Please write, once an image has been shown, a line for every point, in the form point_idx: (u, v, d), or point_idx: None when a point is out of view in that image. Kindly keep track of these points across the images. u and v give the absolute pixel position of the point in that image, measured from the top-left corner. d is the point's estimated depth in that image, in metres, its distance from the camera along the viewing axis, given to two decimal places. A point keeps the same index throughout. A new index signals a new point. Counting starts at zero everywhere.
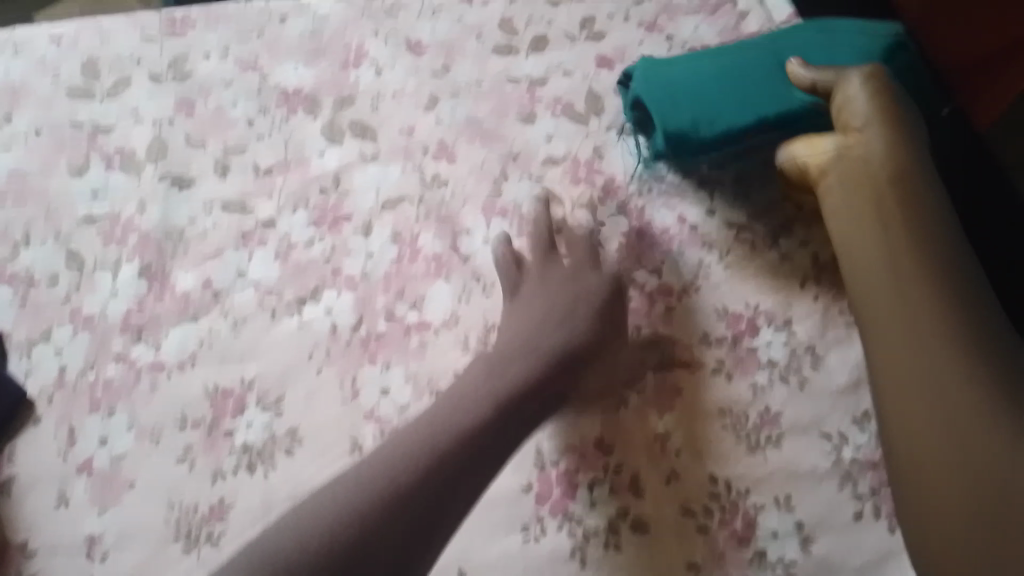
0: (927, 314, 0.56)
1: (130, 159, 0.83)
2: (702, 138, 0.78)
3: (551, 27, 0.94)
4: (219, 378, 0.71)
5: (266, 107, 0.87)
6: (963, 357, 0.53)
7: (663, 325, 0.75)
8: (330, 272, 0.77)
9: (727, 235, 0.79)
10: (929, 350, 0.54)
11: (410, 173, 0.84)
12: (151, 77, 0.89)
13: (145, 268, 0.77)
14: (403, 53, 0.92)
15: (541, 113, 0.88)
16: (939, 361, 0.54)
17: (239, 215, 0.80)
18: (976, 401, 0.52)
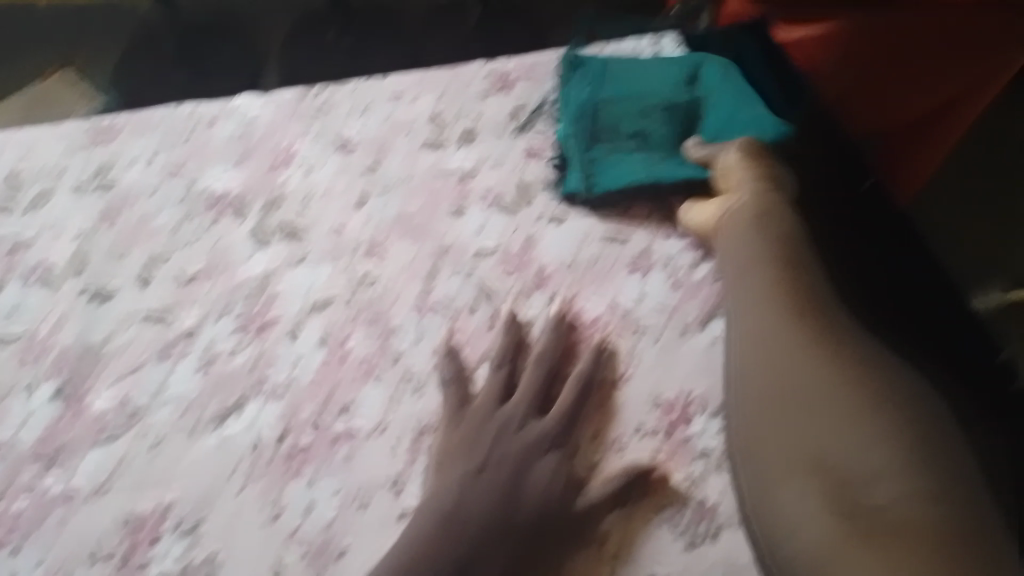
0: (803, 321, 0.68)
1: (49, 274, 0.81)
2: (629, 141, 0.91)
3: (479, 120, 0.95)
4: (135, 504, 0.68)
5: (191, 213, 0.87)
6: (823, 360, 0.65)
7: (596, 418, 0.74)
8: (256, 382, 0.75)
9: (658, 321, 0.79)
10: (807, 377, 0.65)
11: (339, 273, 0.83)
12: (74, 187, 0.87)
13: (61, 388, 0.74)
14: (332, 153, 0.92)
15: (470, 206, 0.88)
16: (807, 368, 0.65)
17: (161, 327, 0.78)
18: (830, 391, 0.63)
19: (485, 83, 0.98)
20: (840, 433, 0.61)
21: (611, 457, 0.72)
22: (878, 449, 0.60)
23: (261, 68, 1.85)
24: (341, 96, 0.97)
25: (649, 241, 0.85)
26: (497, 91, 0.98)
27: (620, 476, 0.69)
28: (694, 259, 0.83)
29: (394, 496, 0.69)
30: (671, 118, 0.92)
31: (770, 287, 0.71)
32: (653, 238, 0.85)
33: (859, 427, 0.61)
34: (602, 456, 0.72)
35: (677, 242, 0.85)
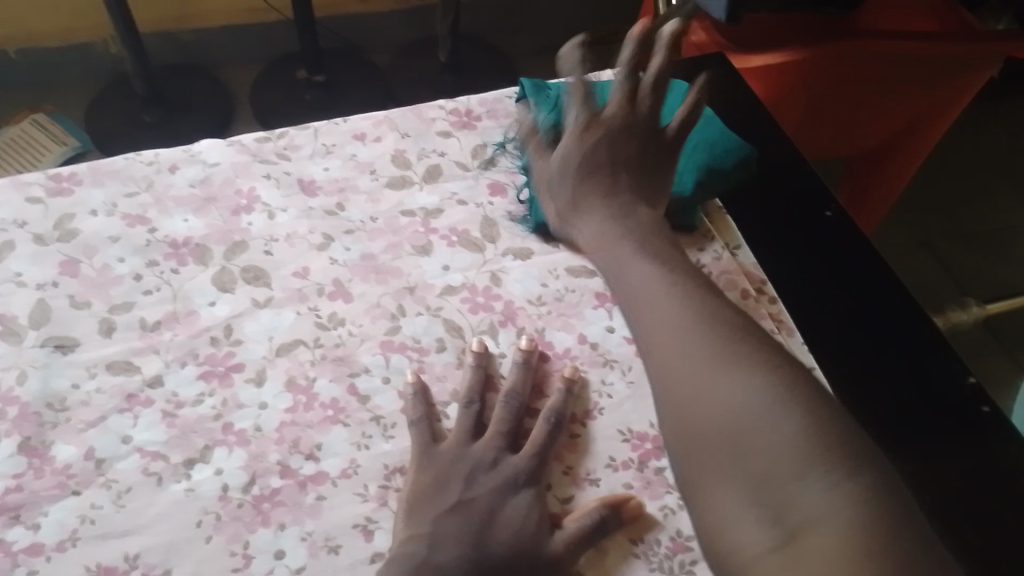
0: (707, 329, 0.54)
1: (11, 327, 0.80)
2: None
3: (442, 157, 0.96)
4: (100, 558, 0.67)
5: (154, 260, 0.86)
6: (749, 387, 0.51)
7: (568, 453, 0.74)
8: (220, 429, 0.74)
9: (626, 352, 0.80)
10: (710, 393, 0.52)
11: (305, 315, 0.83)
12: (36, 240, 0.87)
13: (23, 442, 0.73)
14: (296, 195, 0.92)
15: (435, 244, 0.89)
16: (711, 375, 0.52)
17: (124, 375, 0.77)
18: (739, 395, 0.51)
19: (447, 123, 1.00)
20: (765, 451, 0.48)
21: (584, 491, 0.71)
22: (803, 459, 0.48)
23: (230, 113, 1.87)
24: (304, 138, 0.98)
25: None
26: (459, 128, 0.99)
27: (594, 510, 0.68)
28: None
29: (365, 539, 0.68)
30: None
31: (665, 293, 0.60)
32: None
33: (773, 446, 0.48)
34: (574, 492, 0.72)
35: None
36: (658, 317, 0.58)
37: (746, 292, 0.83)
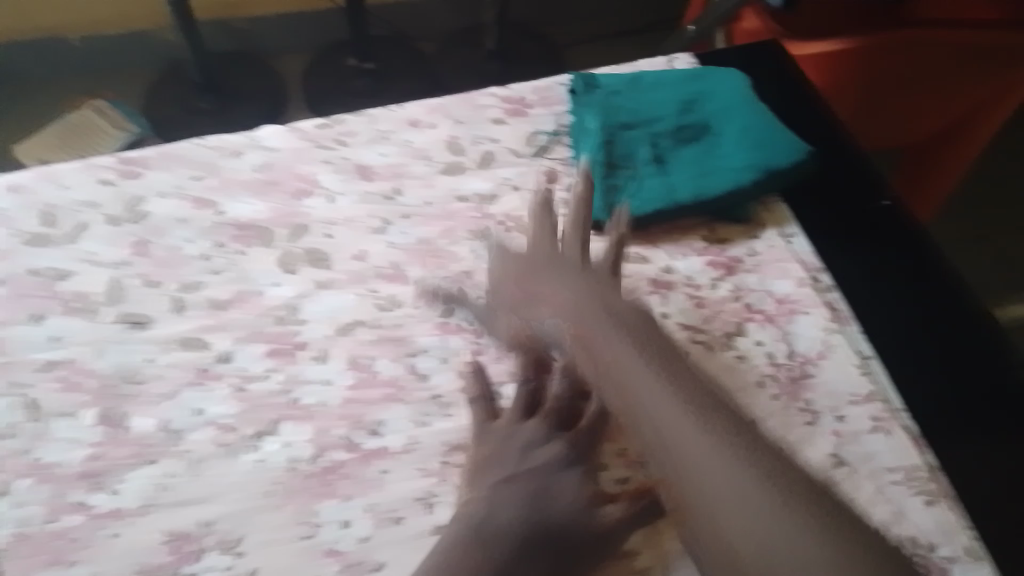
0: (693, 419, 0.60)
1: (87, 303, 0.83)
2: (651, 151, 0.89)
3: (496, 144, 0.95)
4: (177, 523, 0.70)
5: (222, 242, 0.89)
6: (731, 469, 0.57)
7: (622, 435, 0.75)
8: (288, 404, 0.77)
9: (681, 338, 0.79)
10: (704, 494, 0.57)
11: (364, 297, 0.85)
12: (109, 221, 0.90)
13: (102, 413, 0.76)
14: (352, 180, 0.93)
15: (490, 230, 0.88)
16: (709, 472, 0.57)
17: (196, 351, 0.81)
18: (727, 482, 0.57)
19: (500, 110, 0.98)
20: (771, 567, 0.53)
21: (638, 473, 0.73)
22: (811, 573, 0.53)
23: (279, 101, 1.90)
24: (360, 124, 0.98)
25: (669, 260, 0.85)
26: (512, 115, 0.98)
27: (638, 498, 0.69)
28: (715, 278, 0.84)
29: (427, 511, 0.71)
30: (686, 125, 0.91)
31: (650, 382, 0.62)
32: (673, 257, 0.86)
33: (763, 529, 0.54)
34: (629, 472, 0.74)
35: (697, 259, 0.85)
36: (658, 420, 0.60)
37: (802, 280, 0.83)
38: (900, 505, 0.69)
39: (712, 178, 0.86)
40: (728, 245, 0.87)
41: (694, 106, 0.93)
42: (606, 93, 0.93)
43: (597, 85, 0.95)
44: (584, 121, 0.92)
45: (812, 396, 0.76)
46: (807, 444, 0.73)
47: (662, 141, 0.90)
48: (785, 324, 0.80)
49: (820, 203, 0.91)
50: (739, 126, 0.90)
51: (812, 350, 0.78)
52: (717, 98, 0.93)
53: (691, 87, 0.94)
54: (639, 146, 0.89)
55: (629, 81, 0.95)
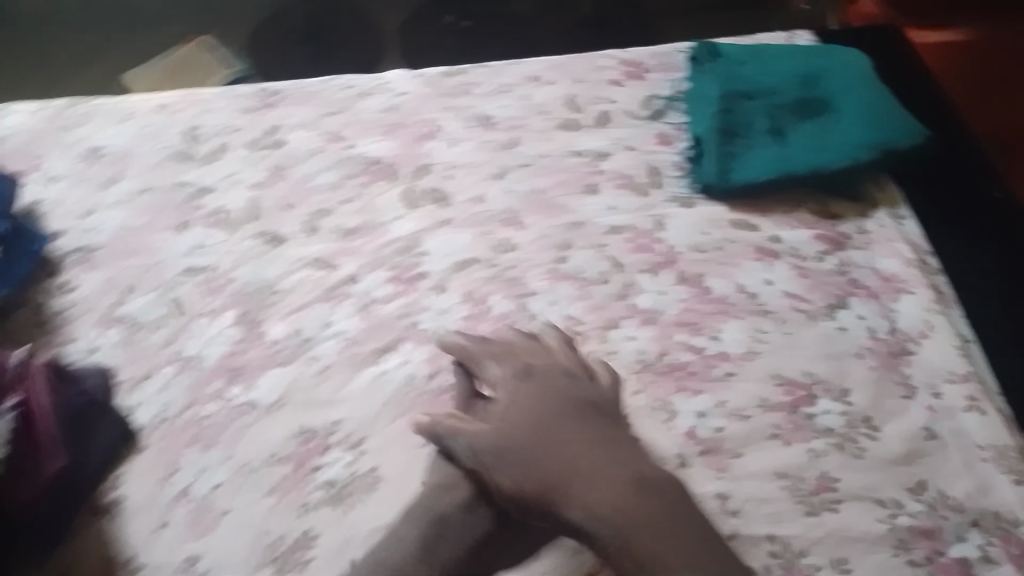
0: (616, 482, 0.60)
1: (228, 219, 0.90)
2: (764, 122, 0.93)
3: (613, 105, 0.97)
4: (304, 422, 0.77)
5: (350, 174, 0.94)
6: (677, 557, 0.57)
7: (721, 390, 0.78)
8: (407, 327, 0.83)
9: (784, 304, 0.83)
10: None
11: (480, 238, 0.89)
12: (249, 145, 0.95)
13: (242, 316, 0.83)
14: (474, 128, 0.97)
15: (603, 185, 0.91)
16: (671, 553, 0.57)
17: (325, 272, 0.87)
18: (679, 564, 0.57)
19: (618, 72, 1.01)
20: None
21: (734, 425, 0.76)
22: None
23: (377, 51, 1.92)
24: (483, 76, 1.02)
25: (777, 230, 0.89)
26: (629, 78, 1.00)
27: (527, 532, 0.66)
28: (822, 251, 0.87)
29: None
30: (804, 99, 0.94)
31: (574, 455, 0.60)
32: (780, 227, 0.89)
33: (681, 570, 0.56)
34: (725, 424, 0.76)
35: (806, 232, 0.89)
36: (566, 487, 0.59)
37: (909, 260, 0.86)
38: (986, 480, 0.72)
39: (823, 152, 0.89)
40: (837, 222, 0.89)
41: (814, 81, 0.95)
42: (727, 63, 0.97)
43: (720, 54, 0.99)
44: (702, 88, 0.96)
45: (909, 370, 0.79)
46: (899, 415, 0.76)
47: (776, 113, 0.93)
48: (889, 301, 0.83)
49: (929, 189, 0.93)
50: (857, 104, 0.92)
51: (913, 329, 0.82)
52: (838, 74, 0.95)
53: (813, 62, 0.97)
54: (754, 116, 0.93)
55: (752, 52, 0.98)
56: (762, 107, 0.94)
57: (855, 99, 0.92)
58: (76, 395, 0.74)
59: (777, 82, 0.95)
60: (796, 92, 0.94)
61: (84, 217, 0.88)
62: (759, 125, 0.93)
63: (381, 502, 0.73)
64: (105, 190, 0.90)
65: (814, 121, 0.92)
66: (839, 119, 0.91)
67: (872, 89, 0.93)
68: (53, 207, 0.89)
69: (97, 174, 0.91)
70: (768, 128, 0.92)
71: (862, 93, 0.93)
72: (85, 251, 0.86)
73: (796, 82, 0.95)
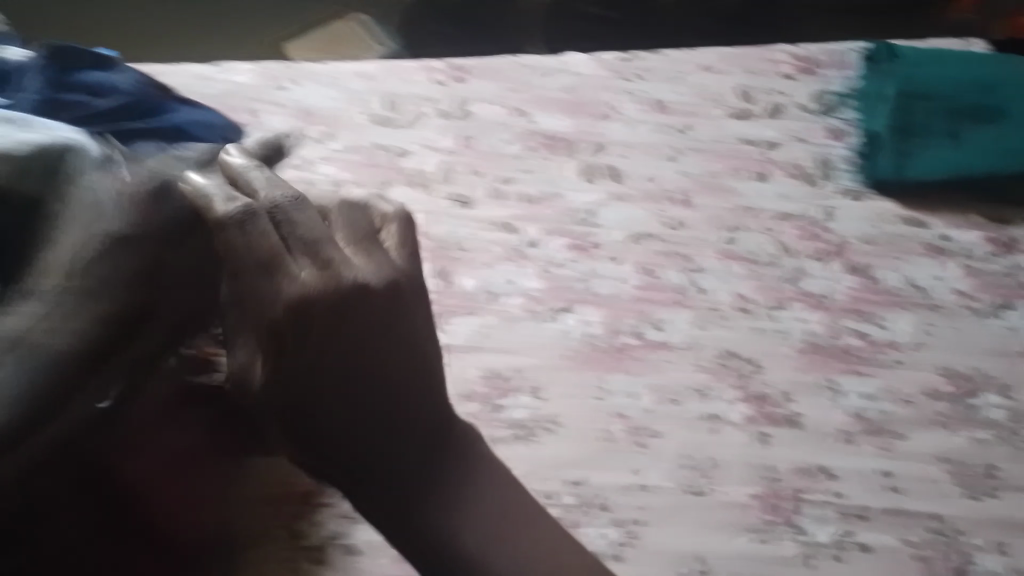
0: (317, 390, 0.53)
1: (424, 180, 0.98)
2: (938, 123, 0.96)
3: (785, 98, 1.01)
4: (492, 365, 0.84)
5: (533, 147, 1.00)
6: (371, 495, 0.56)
7: (886, 375, 0.82)
8: (585, 291, 0.89)
9: (953, 301, 0.86)
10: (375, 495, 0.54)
11: (655, 214, 0.93)
12: (442, 115, 1.04)
13: (435, 268, 0.91)
14: (651, 111, 1.01)
15: (775, 174, 0.95)
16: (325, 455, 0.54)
17: (510, 234, 0.94)
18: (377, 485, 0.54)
19: (790, 67, 1.04)
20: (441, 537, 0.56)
21: (900, 409, 0.80)
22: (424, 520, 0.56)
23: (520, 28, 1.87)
24: (658, 63, 1.06)
25: (946, 229, 0.92)
26: (801, 73, 1.03)
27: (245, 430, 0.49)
28: (992, 252, 0.90)
29: (703, 400, 0.80)
30: (977, 104, 0.97)
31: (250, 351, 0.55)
32: (950, 227, 0.92)
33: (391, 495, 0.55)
34: (890, 406, 0.80)
35: (975, 233, 0.91)
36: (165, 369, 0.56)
37: None
38: None
39: (997, 158, 0.92)
40: (1007, 227, 0.92)
41: (988, 87, 0.98)
42: (903, 63, 1.00)
43: (895, 53, 1.01)
44: (877, 87, 0.99)
45: None
46: None
47: (950, 116, 0.96)
48: None
49: None
50: None
51: None
52: (1011, 85, 0.98)
53: (987, 70, 0.99)
54: (928, 116, 0.96)
55: (926, 54, 1.01)
56: (936, 109, 0.97)
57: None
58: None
59: (953, 85, 0.98)
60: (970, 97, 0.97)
61: (301, 166, 0.98)
62: (934, 125, 0.95)
63: (562, 443, 0.79)
64: (318, 145, 1.00)
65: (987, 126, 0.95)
66: (1012, 127, 0.94)
67: None
68: (270, 156, 0.98)
69: (312, 131, 1.01)
70: (941, 129, 0.95)
71: None
72: (300, 198, 0.96)
73: (971, 87, 0.97)
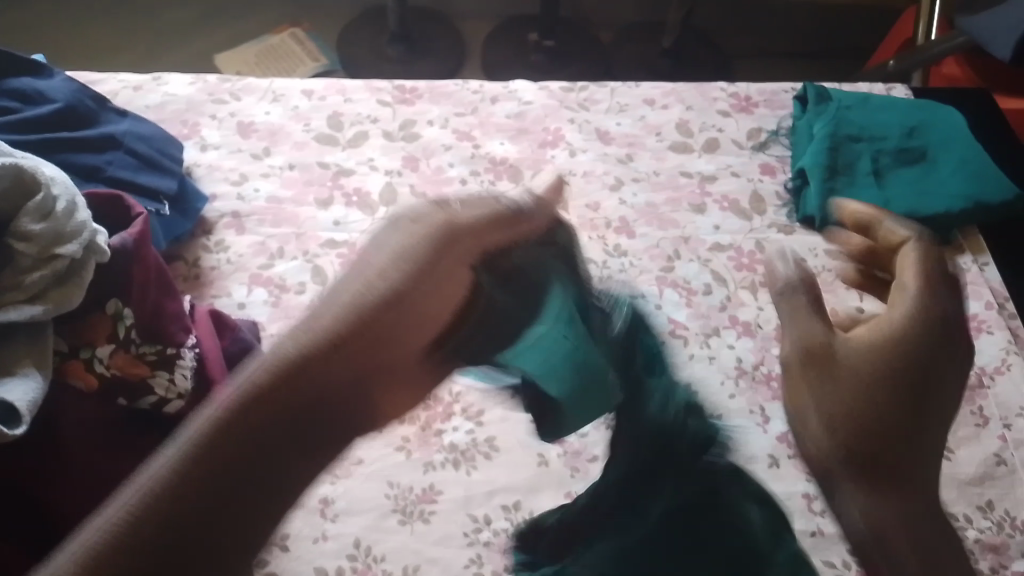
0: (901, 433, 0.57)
1: (366, 200, 0.97)
2: (869, 168, 1.00)
3: (721, 133, 1.06)
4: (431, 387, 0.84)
5: (477, 171, 1.01)
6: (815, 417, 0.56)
7: None
8: None
9: None
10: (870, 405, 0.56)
11: (595, 241, 0.95)
12: (386, 135, 1.03)
13: None
14: (594, 141, 1.04)
15: (709, 206, 0.99)
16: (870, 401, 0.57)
17: None
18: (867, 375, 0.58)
19: (728, 104, 1.09)
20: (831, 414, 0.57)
21: None
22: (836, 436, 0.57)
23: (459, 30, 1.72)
24: (602, 94, 1.09)
25: None
26: (738, 110, 1.09)
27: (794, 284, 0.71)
28: None
29: None
30: (903, 147, 1.01)
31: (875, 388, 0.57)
32: None
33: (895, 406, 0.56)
34: None
35: None
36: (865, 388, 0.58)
37: (991, 303, 0.91)
38: None
39: (920, 200, 0.97)
40: None
41: (914, 132, 1.02)
42: (837, 111, 1.04)
43: (834, 101, 1.05)
44: (811, 129, 1.04)
45: (985, 402, 0.84)
46: (975, 442, 0.81)
47: (880, 161, 1.01)
48: (969, 339, 0.89)
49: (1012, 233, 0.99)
50: (956, 159, 0.99)
51: (991, 365, 0.87)
52: (935, 128, 1.02)
53: (914, 114, 1.04)
54: (860, 161, 1.00)
55: (862, 101, 1.06)
56: (868, 153, 1.01)
57: (955, 154, 0.99)
58: (236, 339, 0.79)
59: (880, 131, 1.02)
60: (900, 142, 1.01)
61: (239, 183, 0.97)
62: (866, 169, 1.00)
63: (495, 469, 0.80)
64: (258, 161, 0.99)
65: (914, 171, 1.00)
66: (940, 172, 0.99)
67: (971, 145, 1.00)
68: (208, 172, 0.97)
69: (251, 146, 1.00)
70: (872, 174, 0.99)
71: (961, 147, 1.00)
72: (237, 215, 0.94)
73: (898, 133, 1.02)
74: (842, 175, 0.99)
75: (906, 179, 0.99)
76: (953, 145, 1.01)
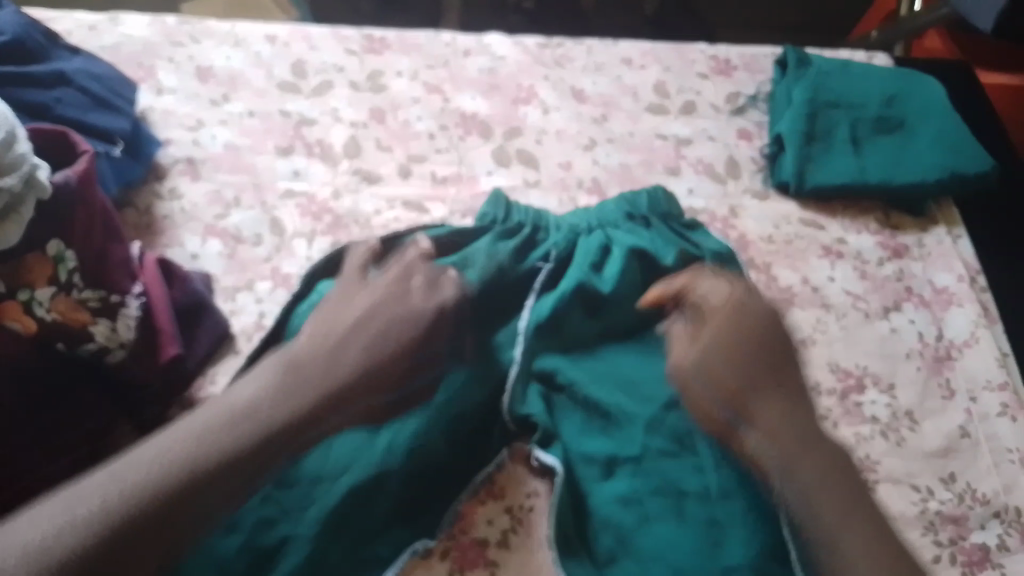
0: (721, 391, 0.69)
1: (329, 152, 0.93)
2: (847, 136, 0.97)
3: (699, 97, 1.03)
4: None
5: (446, 125, 0.97)
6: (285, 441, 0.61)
7: None
8: None
9: (844, 301, 0.88)
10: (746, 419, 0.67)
11: (565, 204, 0.93)
12: (352, 86, 0.99)
13: (335, 244, 0.86)
14: (568, 100, 1.01)
15: (684, 169, 0.96)
16: None
17: (417, 214, 0.90)
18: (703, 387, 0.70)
19: (707, 67, 1.07)
20: None
21: None
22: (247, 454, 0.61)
23: None
24: (578, 52, 1.06)
25: (843, 233, 0.93)
26: (717, 74, 1.06)
27: None
28: (883, 257, 0.92)
29: None
30: (882, 112, 0.99)
31: None
32: (847, 231, 0.94)
33: None
34: None
35: (870, 237, 0.93)
36: None
37: (962, 276, 0.90)
38: (1011, 479, 0.77)
39: (897, 167, 0.95)
40: (899, 232, 0.94)
41: (894, 99, 1.00)
42: (817, 76, 1.02)
43: (816, 67, 1.03)
44: (790, 95, 1.01)
45: (952, 375, 0.83)
46: (940, 414, 0.81)
47: (857, 130, 0.99)
48: (940, 312, 0.88)
49: (987, 207, 0.98)
50: (936, 126, 0.97)
51: (960, 338, 0.86)
52: (915, 95, 1.01)
53: (896, 81, 1.02)
54: (838, 129, 0.98)
55: (843, 66, 1.04)
56: (846, 121, 0.99)
57: (934, 121, 0.98)
58: (188, 291, 0.76)
59: (858, 99, 1.01)
60: (879, 111, 0.99)
61: (194, 129, 0.92)
62: (842, 137, 0.97)
63: None
64: (215, 107, 0.95)
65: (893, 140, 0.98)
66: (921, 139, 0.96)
67: (951, 112, 0.99)
68: (163, 116, 0.93)
69: (209, 91, 0.96)
70: (849, 143, 0.97)
71: (942, 113, 0.99)
72: (191, 161, 0.90)
73: (878, 99, 1.00)
74: (819, 143, 0.97)
75: (883, 148, 0.97)
76: (934, 110, 0.99)
